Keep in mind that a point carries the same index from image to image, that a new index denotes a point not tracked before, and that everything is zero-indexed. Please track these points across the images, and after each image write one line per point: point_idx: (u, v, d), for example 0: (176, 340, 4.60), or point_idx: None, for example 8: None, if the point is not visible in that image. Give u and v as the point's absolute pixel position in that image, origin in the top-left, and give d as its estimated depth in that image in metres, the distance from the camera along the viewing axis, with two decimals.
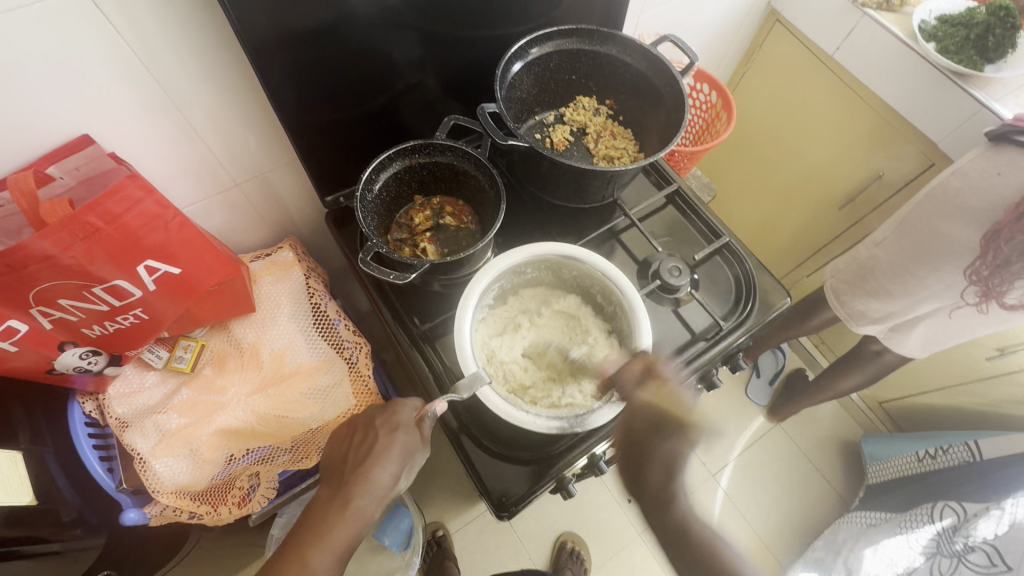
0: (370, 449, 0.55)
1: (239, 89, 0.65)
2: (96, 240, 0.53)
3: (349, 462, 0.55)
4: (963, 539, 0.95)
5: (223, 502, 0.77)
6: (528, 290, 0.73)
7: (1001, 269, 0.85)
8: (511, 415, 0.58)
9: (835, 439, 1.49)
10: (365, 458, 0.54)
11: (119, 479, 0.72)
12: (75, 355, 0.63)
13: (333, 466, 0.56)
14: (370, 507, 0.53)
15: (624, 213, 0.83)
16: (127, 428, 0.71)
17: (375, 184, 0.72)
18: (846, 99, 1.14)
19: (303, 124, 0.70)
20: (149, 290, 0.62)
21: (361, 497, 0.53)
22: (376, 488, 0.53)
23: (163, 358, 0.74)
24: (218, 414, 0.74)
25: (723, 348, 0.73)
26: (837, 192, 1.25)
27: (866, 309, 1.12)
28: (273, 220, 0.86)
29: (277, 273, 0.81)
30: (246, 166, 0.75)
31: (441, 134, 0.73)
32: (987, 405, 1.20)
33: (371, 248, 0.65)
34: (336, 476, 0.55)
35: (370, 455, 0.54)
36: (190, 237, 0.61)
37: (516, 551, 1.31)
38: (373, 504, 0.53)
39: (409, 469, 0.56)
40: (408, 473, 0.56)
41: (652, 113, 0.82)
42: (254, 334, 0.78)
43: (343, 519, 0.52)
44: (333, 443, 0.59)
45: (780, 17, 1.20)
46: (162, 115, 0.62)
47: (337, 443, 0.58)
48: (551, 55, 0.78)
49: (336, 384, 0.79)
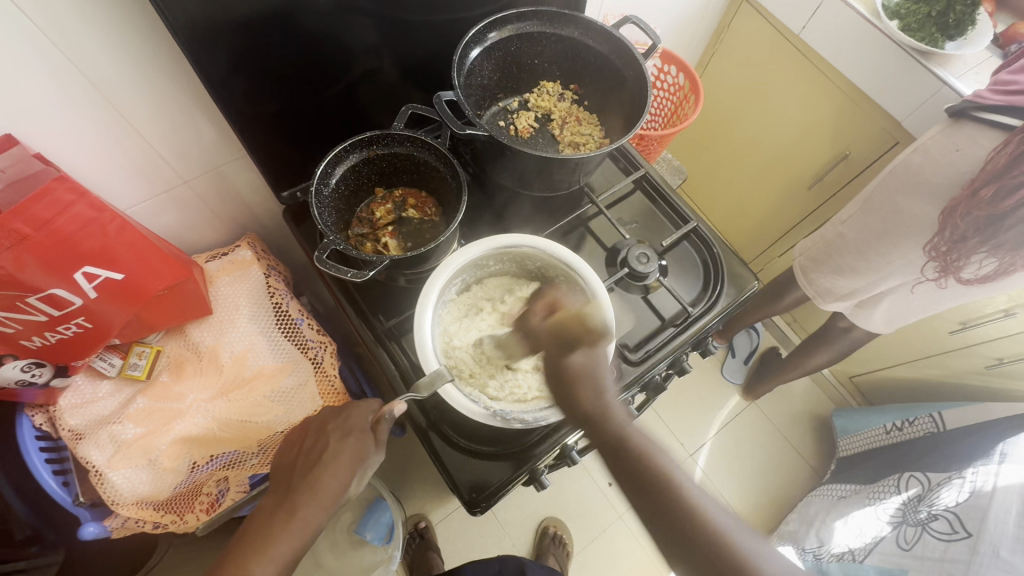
0: (319, 456, 0.53)
1: (180, 81, 0.61)
2: (26, 247, 0.50)
3: (298, 469, 0.54)
4: (927, 508, 0.98)
5: (189, 510, 0.75)
6: (493, 281, 0.72)
7: (959, 244, 0.87)
8: (476, 412, 0.57)
9: (808, 414, 1.53)
10: (315, 464, 0.53)
11: (75, 493, 0.70)
12: (17, 369, 0.59)
13: (280, 472, 0.55)
14: (317, 515, 0.51)
15: (592, 200, 0.82)
16: (80, 440, 0.68)
17: (332, 178, 0.69)
18: (813, 79, 1.14)
19: (251, 116, 0.67)
20: (90, 297, 0.59)
21: (310, 504, 0.51)
22: (326, 498, 0.52)
23: (116, 366, 0.70)
24: (177, 422, 0.71)
25: (693, 334, 0.73)
26: (806, 172, 1.25)
27: (834, 287, 1.13)
28: (229, 217, 0.83)
29: (235, 273, 0.78)
30: (195, 162, 0.71)
31: (399, 124, 0.71)
32: (951, 376, 1.24)
33: (328, 246, 0.63)
34: (285, 483, 0.54)
35: (322, 461, 0.53)
36: (132, 241, 0.58)
37: (499, 538, 1.32)
38: (321, 512, 0.51)
39: (363, 474, 0.54)
40: (363, 478, 0.54)
41: (617, 96, 0.80)
42: (212, 337, 0.75)
43: (286, 530, 0.50)
44: (283, 449, 0.57)
45: None
46: (94, 110, 0.58)
47: (288, 447, 0.57)
48: (511, 39, 0.75)
49: (302, 385, 0.77)
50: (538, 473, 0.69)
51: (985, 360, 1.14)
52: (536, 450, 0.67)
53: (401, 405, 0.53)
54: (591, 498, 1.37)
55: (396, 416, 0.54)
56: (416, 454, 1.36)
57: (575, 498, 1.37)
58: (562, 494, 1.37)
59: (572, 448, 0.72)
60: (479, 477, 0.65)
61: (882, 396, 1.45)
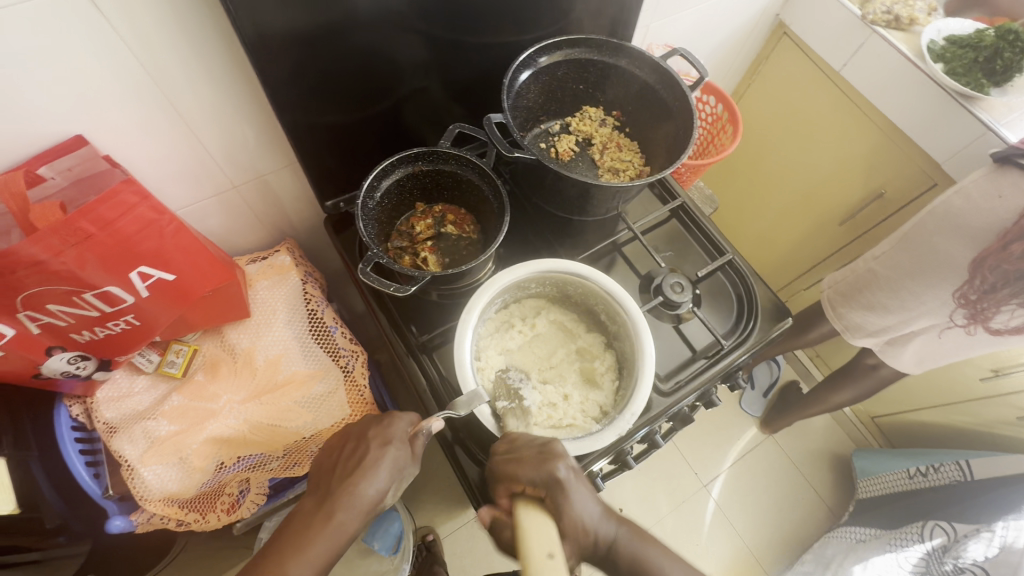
0: (358, 462, 0.54)
1: (241, 88, 0.63)
2: (89, 245, 0.52)
3: (336, 475, 0.54)
4: (953, 560, 0.96)
5: (211, 509, 0.76)
6: (531, 302, 0.72)
7: (988, 294, 0.88)
8: (509, 434, 0.57)
9: (827, 451, 1.50)
10: (354, 471, 0.53)
11: (105, 486, 0.71)
12: (63, 360, 0.61)
13: (320, 473, 0.56)
14: (354, 522, 0.52)
15: (627, 226, 0.82)
16: (115, 433, 0.69)
17: (377, 191, 0.71)
18: (850, 114, 1.14)
19: (303, 125, 0.68)
20: (142, 296, 0.60)
21: (347, 510, 0.52)
22: (360, 502, 0.52)
23: (154, 362, 0.72)
24: (210, 422, 0.72)
25: (724, 367, 0.73)
26: (838, 208, 1.24)
27: (863, 323, 1.12)
28: (271, 222, 0.84)
29: (274, 278, 0.79)
30: (245, 167, 0.73)
31: (445, 142, 0.72)
32: (979, 424, 1.21)
33: (371, 259, 0.64)
34: (322, 485, 0.54)
35: (361, 467, 0.53)
36: (186, 244, 0.59)
37: (506, 556, 1.30)
38: (357, 518, 0.52)
39: (399, 484, 0.55)
40: (398, 487, 0.55)
41: (660, 125, 0.81)
42: (248, 340, 0.76)
43: (324, 533, 0.51)
44: (325, 452, 0.58)
45: (787, 30, 1.19)
46: (158, 114, 0.60)
47: (328, 452, 0.58)
48: (559, 65, 0.76)
49: (332, 393, 0.78)
50: None
51: (1018, 411, 1.11)
52: None
53: (439, 420, 0.54)
54: None
55: (433, 433, 0.55)
56: (429, 466, 1.35)
57: None
58: None
59: (596, 475, 0.71)
60: None
61: (905, 440, 1.42)
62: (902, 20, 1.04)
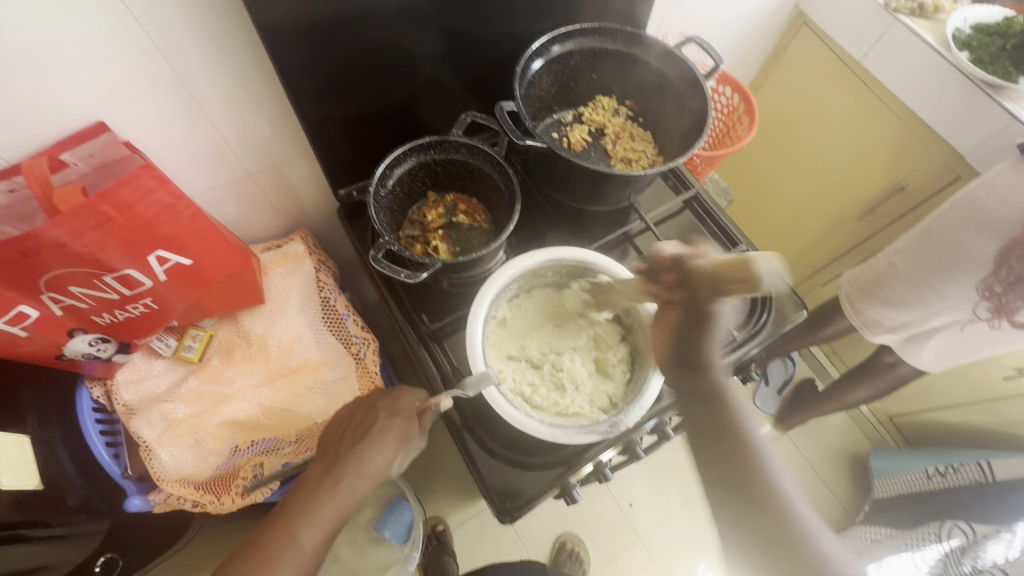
0: (366, 431, 0.55)
1: (256, 78, 0.64)
2: (108, 229, 0.53)
3: (344, 441, 0.55)
4: (971, 561, 0.94)
5: (227, 492, 0.76)
6: (548, 292, 0.71)
7: (1014, 286, 0.86)
8: (516, 418, 0.57)
9: (842, 450, 1.48)
10: (362, 437, 0.54)
11: (124, 466, 0.73)
12: (85, 342, 0.63)
13: (327, 441, 0.56)
14: (360, 488, 0.53)
15: (640, 217, 0.81)
16: (133, 415, 0.71)
17: (389, 179, 0.71)
18: (871, 105, 1.11)
19: (318, 114, 0.69)
20: (159, 280, 0.61)
21: (354, 478, 0.52)
22: (366, 473, 0.53)
23: (172, 346, 0.73)
24: (225, 405, 0.74)
25: (737, 359, 0.72)
26: (858, 203, 1.22)
27: (882, 319, 1.09)
28: (286, 211, 0.86)
29: (288, 265, 0.79)
30: (261, 156, 0.74)
31: (457, 131, 0.72)
32: (1001, 424, 1.18)
33: (383, 246, 0.64)
34: (330, 453, 0.55)
35: (367, 436, 0.54)
36: (203, 229, 0.60)
37: (515, 547, 1.31)
38: (365, 485, 0.53)
39: (404, 455, 0.55)
40: (405, 459, 0.56)
41: (674, 115, 0.80)
42: (262, 326, 0.77)
43: (332, 498, 0.52)
44: (333, 421, 0.58)
45: (807, 19, 1.17)
46: (177, 102, 0.61)
47: (335, 421, 0.58)
48: (572, 54, 0.76)
49: (343, 380, 0.79)
50: (571, 488, 0.68)
51: None
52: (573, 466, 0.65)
53: (448, 401, 0.55)
54: (608, 517, 1.35)
55: (441, 411, 0.54)
56: (438, 457, 1.36)
57: (593, 516, 1.34)
58: (580, 511, 1.35)
59: (606, 466, 0.71)
60: (513, 486, 0.65)
61: (924, 440, 1.39)
62: (926, 8, 1.01)
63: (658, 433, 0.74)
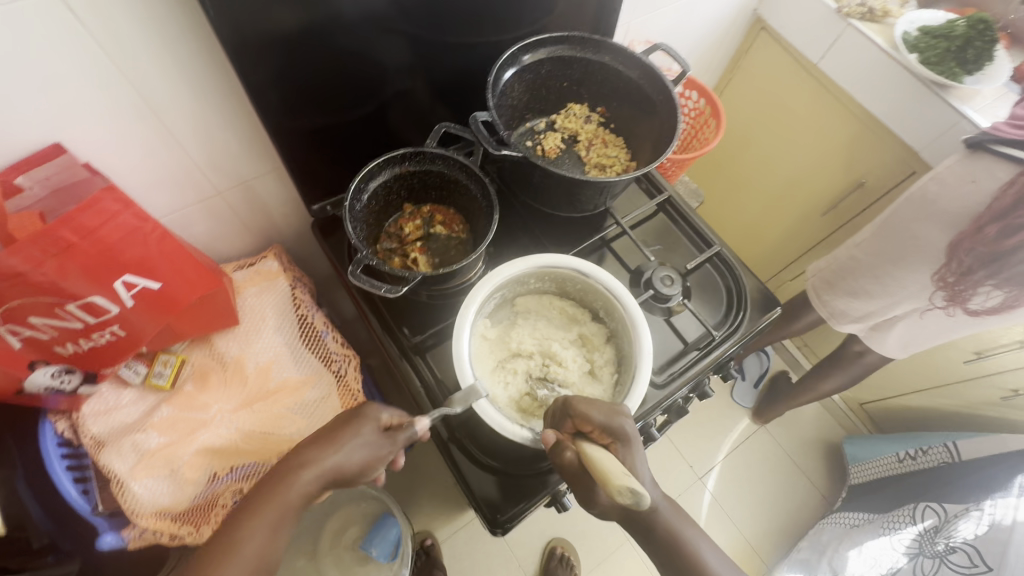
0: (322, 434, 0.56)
1: (223, 94, 0.62)
2: (70, 255, 0.50)
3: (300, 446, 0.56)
4: (945, 539, 0.98)
5: (206, 522, 0.73)
6: (531, 299, 0.70)
7: (965, 277, 0.91)
8: (511, 433, 0.56)
9: (818, 438, 1.53)
10: (315, 441, 0.56)
11: (95, 501, 0.69)
12: (47, 375, 0.60)
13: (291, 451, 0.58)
14: (303, 488, 0.53)
15: (616, 221, 0.83)
16: (102, 448, 0.67)
17: (364, 193, 0.70)
18: (827, 105, 1.16)
19: (288, 129, 0.68)
20: (126, 306, 0.59)
21: (298, 476, 0.53)
22: (319, 473, 0.54)
23: (142, 373, 0.70)
24: (201, 431, 0.71)
25: (716, 358, 0.74)
26: (819, 200, 1.27)
27: (847, 310, 1.14)
28: (258, 228, 0.83)
29: (262, 284, 0.78)
30: (230, 173, 0.72)
31: (432, 142, 0.72)
32: (964, 406, 1.24)
33: (360, 261, 0.63)
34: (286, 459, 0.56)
35: (323, 437, 0.55)
36: (172, 251, 0.58)
37: (505, 558, 1.30)
38: (310, 485, 0.54)
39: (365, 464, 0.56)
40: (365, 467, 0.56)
41: (644, 121, 0.81)
42: (238, 348, 0.75)
43: (276, 497, 0.52)
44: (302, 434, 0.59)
45: (765, 24, 1.21)
46: (140, 122, 0.59)
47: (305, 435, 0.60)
48: (543, 62, 0.77)
49: (325, 399, 0.77)
50: (560, 495, 0.69)
51: (1001, 392, 1.14)
52: (557, 474, 0.66)
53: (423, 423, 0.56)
54: (596, 520, 1.35)
55: (417, 431, 0.56)
56: (424, 470, 1.35)
57: (582, 520, 1.35)
58: (569, 515, 1.35)
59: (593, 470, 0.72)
60: (502, 497, 0.65)
61: (893, 424, 1.45)
62: (876, 12, 1.06)
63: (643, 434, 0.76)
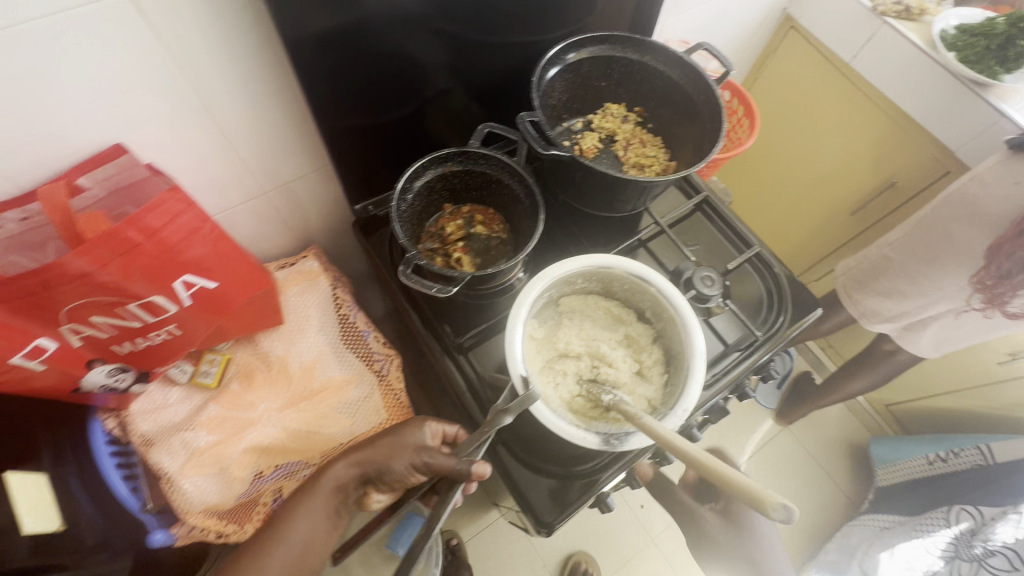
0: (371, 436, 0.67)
1: (275, 96, 0.63)
2: (134, 256, 0.51)
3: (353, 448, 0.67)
4: (982, 543, 0.95)
5: (248, 520, 0.73)
6: (576, 299, 0.70)
7: (1003, 280, 0.89)
8: (570, 433, 0.55)
9: (843, 440, 1.52)
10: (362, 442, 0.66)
11: (143, 499, 0.71)
12: (103, 373, 0.60)
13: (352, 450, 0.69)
14: (340, 480, 0.64)
15: (653, 220, 0.82)
16: (152, 446, 0.68)
17: (409, 193, 0.71)
18: (857, 104, 1.15)
19: (336, 129, 0.68)
20: (183, 306, 0.59)
21: (336, 470, 0.64)
22: (355, 466, 0.65)
23: (188, 372, 0.72)
24: (249, 431, 0.71)
25: (758, 359, 0.74)
26: (849, 200, 1.26)
27: (880, 309, 1.13)
28: (298, 228, 0.84)
29: (304, 284, 0.78)
30: (276, 174, 0.72)
31: (475, 142, 0.73)
32: (996, 408, 1.22)
33: (410, 261, 0.64)
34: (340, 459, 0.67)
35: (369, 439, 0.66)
36: (227, 251, 0.58)
37: (530, 558, 1.30)
38: (345, 477, 0.64)
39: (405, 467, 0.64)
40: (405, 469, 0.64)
41: (683, 120, 0.82)
42: (282, 347, 0.75)
43: (319, 489, 0.64)
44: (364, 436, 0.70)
45: (795, 23, 1.20)
46: (196, 123, 0.59)
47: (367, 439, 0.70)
48: (585, 62, 0.77)
49: (367, 398, 0.77)
50: (604, 495, 0.70)
51: None
52: (601, 477, 0.65)
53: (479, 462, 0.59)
54: (620, 521, 1.35)
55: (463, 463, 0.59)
56: None
57: (606, 520, 1.35)
58: (593, 516, 1.35)
59: None
60: (550, 496, 0.65)
61: (920, 426, 1.44)
62: (912, 11, 1.05)
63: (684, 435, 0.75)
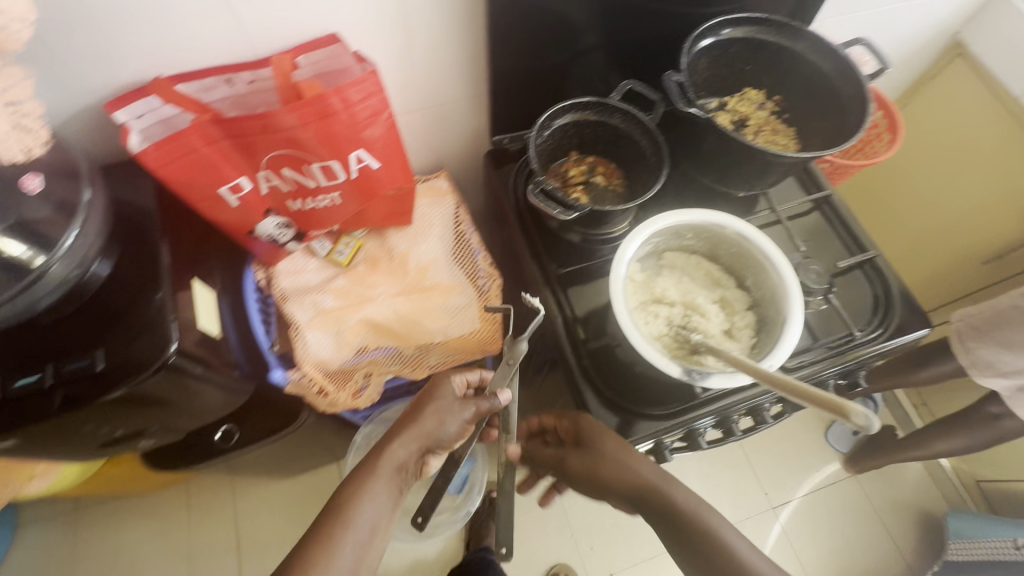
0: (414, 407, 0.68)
1: (461, 23, 0.71)
2: (329, 121, 0.61)
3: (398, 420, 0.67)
4: None
5: (343, 386, 0.85)
6: (680, 256, 0.74)
7: None
8: (657, 360, 0.60)
9: (916, 505, 1.41)
10: (409, 417, 0.67)
11: (272, 341, 0.82)
12: (273, 225, 0.73)
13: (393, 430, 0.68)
14: (400, 456, 0.64)
15: (771, 207, 0.84)
16: (287, 300, 0.80)
17: (547, 129, 0.78)
18: (1017, 143, 1.07)
19: (499, 60, 0.76)
20: (349, 177, 0.70)
21: (395, 445, 0.64)
22: (414, 440, 0.65)
23: (327, 249, 0.83)
24: (366, 305, 0.82)
25: (854, 358, 0.73)
26: (982, 246, 1.18)
27: (997, 362, 1.01)
28: (437, 152, 0.93)
29: (433, 197, 0.88)
30: (437, 96, 0.81)
31: (616, 96, 0.79)
32: None
33: (539, 184, 0.71)
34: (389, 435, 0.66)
35: (414, 411, 0.67)
36: (394, 138, 0.68)
37: (560, 524, 1.33)
38: (405, 452, 0.64)
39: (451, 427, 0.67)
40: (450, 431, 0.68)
41: (824, 113, 0.82)
42: (406, 245, 0.85)
43: (381, 469, 0.62)
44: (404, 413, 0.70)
45: (964, 50, 1.13)
46: (394, 33, 0.68)
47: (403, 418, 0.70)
48: (737, 41, 0.80)
49: (466, 307, 0.85)
50: (665, 445, 0.73)
51: None
52: (667, 420, 0.70)
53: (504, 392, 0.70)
54: None
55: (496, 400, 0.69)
56: None
57: None
58: None
59: (700, 434, 0.74)
60: (616, 424, 0.70)
61: (1014, 511, 1.30)
62: None
63: (755, 416, 0.76)
